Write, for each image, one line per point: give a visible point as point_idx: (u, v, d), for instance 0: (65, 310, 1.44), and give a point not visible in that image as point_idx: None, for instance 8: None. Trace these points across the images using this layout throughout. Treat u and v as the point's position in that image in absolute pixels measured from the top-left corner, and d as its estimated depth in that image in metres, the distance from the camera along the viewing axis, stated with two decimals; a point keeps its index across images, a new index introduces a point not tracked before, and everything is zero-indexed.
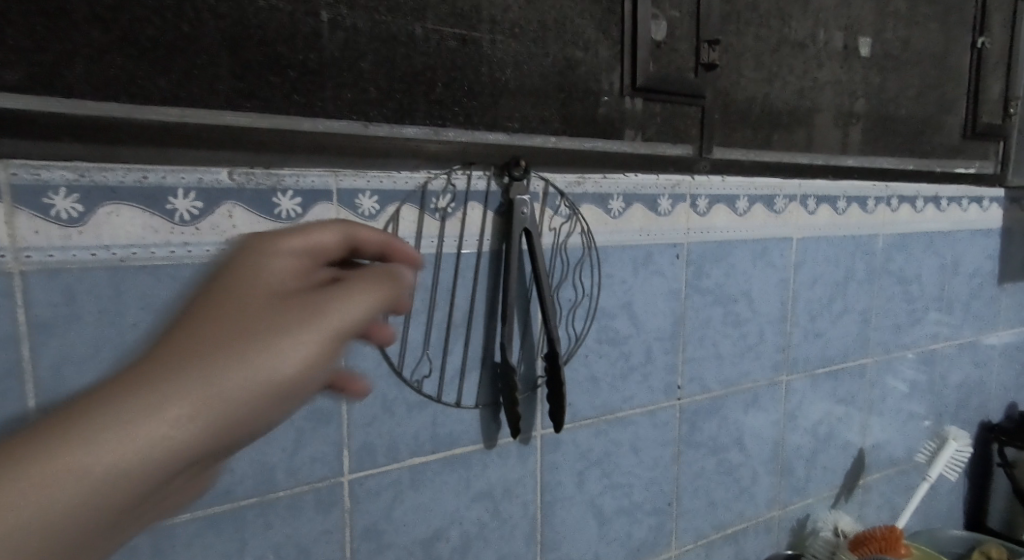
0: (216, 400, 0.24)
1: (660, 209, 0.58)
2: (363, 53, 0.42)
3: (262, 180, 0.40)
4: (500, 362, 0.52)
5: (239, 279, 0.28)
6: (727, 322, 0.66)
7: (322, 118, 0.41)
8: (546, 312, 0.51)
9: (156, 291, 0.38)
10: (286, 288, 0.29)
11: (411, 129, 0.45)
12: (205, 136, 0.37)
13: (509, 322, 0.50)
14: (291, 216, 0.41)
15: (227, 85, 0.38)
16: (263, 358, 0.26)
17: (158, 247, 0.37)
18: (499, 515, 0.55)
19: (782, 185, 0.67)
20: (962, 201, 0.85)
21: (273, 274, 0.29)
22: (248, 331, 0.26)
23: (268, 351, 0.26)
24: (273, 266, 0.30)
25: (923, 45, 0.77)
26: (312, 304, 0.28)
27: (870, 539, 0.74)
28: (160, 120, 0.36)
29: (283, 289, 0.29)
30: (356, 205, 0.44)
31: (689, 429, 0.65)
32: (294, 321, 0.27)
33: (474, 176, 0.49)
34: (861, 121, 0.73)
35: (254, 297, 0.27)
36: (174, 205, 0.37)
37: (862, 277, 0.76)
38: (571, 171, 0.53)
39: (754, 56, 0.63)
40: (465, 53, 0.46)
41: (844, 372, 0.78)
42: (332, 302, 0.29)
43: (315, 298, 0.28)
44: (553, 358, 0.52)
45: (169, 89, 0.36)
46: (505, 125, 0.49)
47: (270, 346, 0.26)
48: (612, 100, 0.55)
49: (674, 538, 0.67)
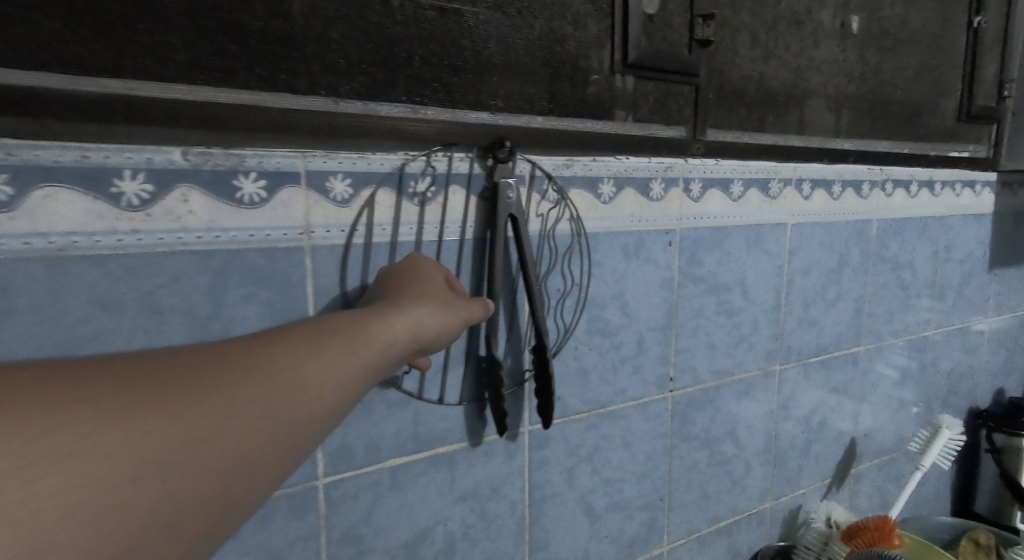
0: (377, 362, 0.29)
1: (652, 194, 0.56)
2: (331, 21, 0.39)
3: (221, 160, 0.36)
4: (485, 356, 0.49)
5: (408, 282, 0.37)
6: (720, 311, 0.63)
7: (287, 94, 0.38)
8: (534, 303, 0.48)
9: (103, 284, 0.34)
10: (431, 291, 0.36)
11: (386, 107, 0.41)
12: (152, 110, 0.34)
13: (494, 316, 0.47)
14: (254, 201, 0.38)
15: (176, 53, 0.34)
16: (406, 336, 0.32)
17: (103, 234, 0.34)
18: (486, 515, 0.52)
19: (777, 169, 0.64)
20: (956, 186, 0.83)
21: (424, 280, 0.37)
22: (408, 311, 0.33)
23: (415, 331, 0.33)
24: (424, 276, 0.38)
25: (920, 24, 0.75)
26: (449, 304, 0.36)
27: (863, 530, 0.72)
28: (97, 91, 0.32)
29: (435, 287, 0.37)
30: (328, 189, 0.40)
31: (682, 421, 0.63)
32: (435, 315, 0.34)
33: (455, 158, 0.45)
34: (857, 103, 0.71)
35: (418, 291, 0.36)
36: (120, 188, 0.34)
37: (856, 264, 0.75)
38: (559, 153, 0.50)
39: (749, 33, 0.60)
40: (444, 24, 0.43)
41: (837, 361, 0.76)
42: (457, 310, 0.37)
43: (451, 301, 0.37)
44: (541, 353, 0.49)
45: (106, 57, 0.32)
46: (489, 103, 0.46)
47: (418, 333, 0.33)
48: (603, 78, 0.52)
49: (666, 534, 0.65)
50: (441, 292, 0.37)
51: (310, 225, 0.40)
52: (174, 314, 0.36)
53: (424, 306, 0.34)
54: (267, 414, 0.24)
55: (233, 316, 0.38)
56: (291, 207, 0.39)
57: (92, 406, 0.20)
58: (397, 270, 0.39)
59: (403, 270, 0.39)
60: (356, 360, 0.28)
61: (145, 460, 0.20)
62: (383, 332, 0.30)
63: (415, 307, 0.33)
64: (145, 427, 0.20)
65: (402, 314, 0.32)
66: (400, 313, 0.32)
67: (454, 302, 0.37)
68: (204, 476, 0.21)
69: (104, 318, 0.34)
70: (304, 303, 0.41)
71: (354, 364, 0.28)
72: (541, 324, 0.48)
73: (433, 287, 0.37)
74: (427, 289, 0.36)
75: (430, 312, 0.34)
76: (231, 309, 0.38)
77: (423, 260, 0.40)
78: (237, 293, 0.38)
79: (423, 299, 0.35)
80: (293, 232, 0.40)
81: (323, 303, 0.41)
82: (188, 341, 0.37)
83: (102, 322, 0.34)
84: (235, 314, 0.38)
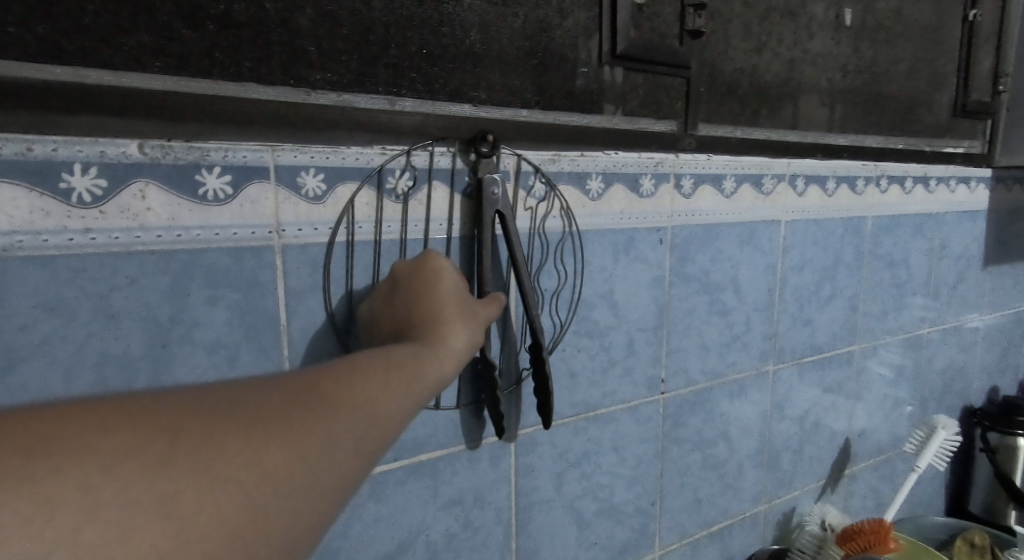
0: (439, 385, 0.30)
1: (643, 190, 0.54)
2: (300, 6, 0.36)
3: (181, 154, 0.34)
4: (479, 358, 0.48)
5: (439, 290, 0.37)
6: (712, 310, 0.62)
7: (252, 84, 0.36)
8: (527, 301, 0.46)
9: (52, 285, 0.32)
10: (466, 302, 0.37)
11: (360, 98, 0.39)
12: (103, 99, 0.32)
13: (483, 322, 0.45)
14: (219, 197, 0.36)
15: (131, 38, 0.32)
16: (460, 358, 0.33)
17: (51, 233, 0.32)
18: (470, 524, 0.50)
19: (770, 164, 0.63)
20: (951, 182, 0.82)
21: (452, 287, 0.37)
22: (457, 330, 0.34)
23: (466, 350, 0.34)
24: (448, 280, 0.38)
25: (914, 17, 0.73)
26: (483, 316, 0.37)
27: (859, 534, 0.71)
28: (41, 79, 0.30)
29: (467, 297, 0.37)
30: (299, 184, 0.38)
31: (674, 424, 0.62)
32: (478, 332, 0.35)
33: (437, 152, 0.43)
34: (851, 97, 0.69)
35: (455, 304, 0.36)
36: (70, 183, 0.32)
37: (850, 262, 0.73)
38: (546, 148, 0.48)
39: (742, 24, 0.58)
40: (422, 12, 0.41)
41: (831, 361, 0.75)
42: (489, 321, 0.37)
43: (482, 313, 0.37)
44: (537, 352, 0.47)
45: (51, 39, 0.30)
46: (471, 94, 0.44)
47: (469, 350, 0.34)
48: (591, 70, 0.50)
49: (658, 539, 0.63)
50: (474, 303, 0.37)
51: (281, 223, 0.38)
52: (131, 317, 0.34)
53: (468, 323, 0.35)
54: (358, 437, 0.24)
55: (197, 319, 0.36)
56: (259, 204, 0.37)
57: (206, 442, 0.20)
58: (416, 272, 0.38)
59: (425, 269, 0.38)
60: (424, 382, 0.29)
61: (261, 487, 0.21)
62: (438, 354, 0.31)
63: (462, 326, 0.34)
64: (260, 457, 0.21)
65: (452, 334, 0.33)
66: (449, 332, 0.33)
67: (484, 312, 0.38)
68: (314, 499, 0.22)
69: (53, 321, 0.32)
70: (274, 305, 0.38)
71: (423, 387, 0.29)
72: (535, 323, 0.46)
73: (466, 298, 0.37)
74: (461, 300, 0.37)
75: (472, 330, 0.35)
76: (195, 312, 0.36)
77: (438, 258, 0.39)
78: (201, 296, 0.36)
79: (464, 314, 0.35)
80: (262, 231, 0.37)
81: (295, 305, 0.39)
82: (148, 345, 0.35)
83: (52, 326, 0.32)
84: (199, 317, 0.36)
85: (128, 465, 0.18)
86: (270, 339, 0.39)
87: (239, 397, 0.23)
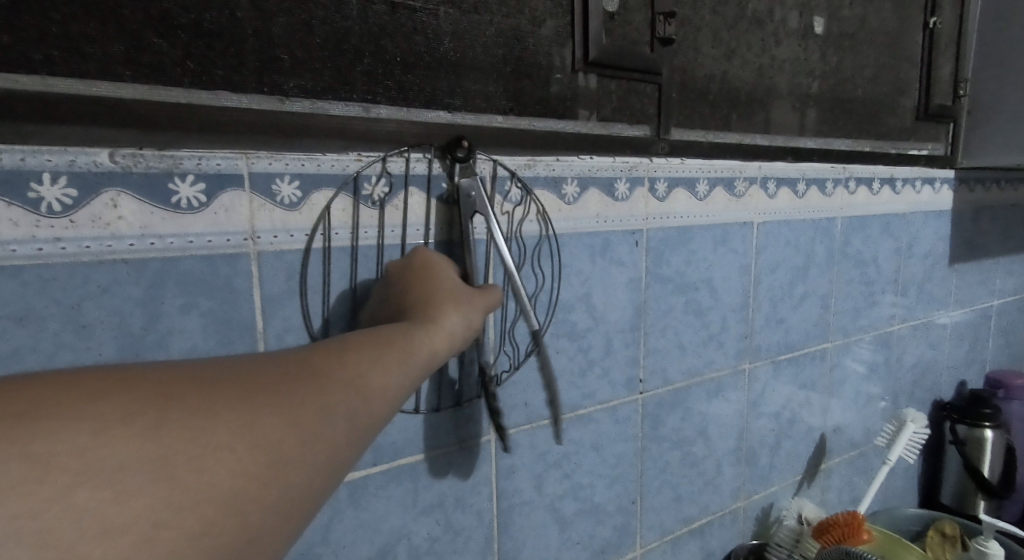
0: (430, 364, 0.31)
1: (617, 193, 0.54)
2: (272, 15, 0.36)
3: (153, 163, 0.34)
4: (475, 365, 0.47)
5: (432, 278, 0.37)
6: (689, 310, 0.63)
7: (225, 91, 0.36)
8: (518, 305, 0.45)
9: (21, 296, 0.32)
10: (460, 285, 0.37)
11: (334, 105, 0.39)
12: (72, 108, 0.31)
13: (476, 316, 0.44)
14: (192, 205, 0.35)
15: (100, 46, 0.32)
16: (453, 337, 0.33)
17: (19, 243, 0.31)
18: (452, 527, 0.50)
19: (742, 167, 0.64)
20: (917, 183, 0.85)
21: (445, 275, 0.38)
22: (450, 311, 0.34)
23: (459, 331, 0.34)
24: (442, 271, 0.38)
25: (878, 24, 0.76)
26: (480, 298, 0.37)
27: (834, 526, 0.72)
28: (7, 87, 0.30)
29: (462, 283, 0.38)
30: (274, 192, 0.38)
31: (653, 423, 0.62)
32: (473, 313, 0.36)
33: (413, 158, 0.43)
34: (819, 101, 0.71)
35: (449, 287, 0.36)
36: (39, 193, 0.31)
37: (821, 261, 0.75)
38: (521, 153, 0.49)
39: (711, 31, 0.59)
40: (396, 20, 0.41)
41: (805, 358, 0.76)
42: (487, 301, 0.38)
43: (479, 294, 0.37)
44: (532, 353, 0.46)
45: (17, 48, 0.30)
46: (446, 101, 0.44)
47: (463, 331, 0.34)
48: (565, 76, 0.51)
49: (639, 537, 0.64)
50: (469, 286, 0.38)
51: (256, 230, 0.38)
52: (103, 326, 0.34)
53: (462, 304, 0.35)
54: (340, 413, 0.26)
55: (171, 327, 0.36)
56: (234, 212, 0.37)
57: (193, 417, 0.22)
58: (412, 266, 0.38)
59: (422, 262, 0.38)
60: (412, 361, 0.30)
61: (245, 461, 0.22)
62: (429, 334, 0.32)
63: (455, 306, 0.35)
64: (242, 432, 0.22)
65: (444, 315, 0.34)
66: (441, 313, 0.34)
67: (481, 293, 0.38)
68: (299, 469, 0.23)
69: (23, 332, 0.32)
70: (250, 312, 0.38)
71: (411, 366, 0.30)
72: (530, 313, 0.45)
73: (461, 283, 0.37)
74: (455, 284, 0.37)
75: (467, 310, 0.35)
76: (169, 320, 0.36)
77: (431, 253, 0.40)
78: (175, 304, 0.36)
79: (459, 296, 0.36)
80: (237, 238, 0.37)
81: (271, 311, 0.39)
82: (120, 354, 0.35)
83: (21, 337, 0.32)
84: (173, 325, 0.36)
85: (115, 434, 0.20)
86: (247, 346, 0.39)
87: (225, 376, 0.24)
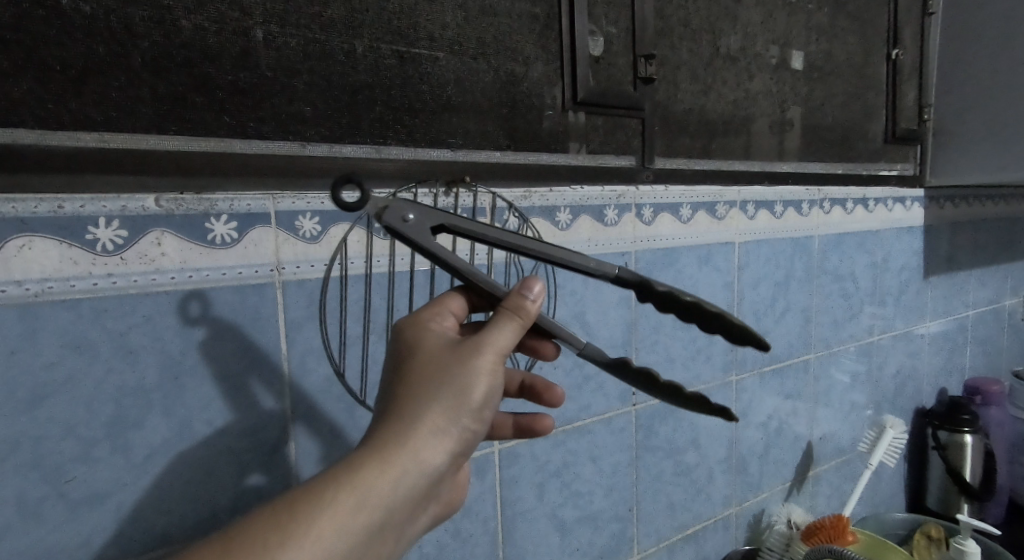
0: (389, 492, 0.29)
1: (606, 219, 0.59)
2: (296, 72, 0.41)
3: (193, 205, 0.38)
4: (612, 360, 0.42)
5: (410, 357, 0.33)
6: (677, 326, 0.67)
7: (255, 139, 0.40)
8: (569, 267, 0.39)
9: (77, 326, 0.36)
10: (440, 356, 0.33)
11: (350, 148, 0.44)
12: (125, 159, 0.36)
13: (554, 329, 0.40)
14: (225, 241, 0.40)
15: (148, 107, 0.37)
16: (422, 448, 0.30)
17: (77, 279, 0.35)
18: (459, 534, 0.54)
19: (722, 193, 0.68)
20: (888, 202, 0.90)
21: (428, 346, 0.34)
22: (421, 411, 0.31)
23: (435, 432, 0.31)
24: (427, 346, 0.34)
25: (844, 57, 0.82)
26: (470, 365, 0.32)
27: (820, 529, 0.77)
28: (71, 145, 0.35)
29: (446, 351, 0.33)
30: (297, 227, 0.42)
31: (646, 433, 0.66)
32: (458, 398, 0.31)
33: (419, 193, 0.48)
34: (793, 129, 0.77)
35: (424, 367, 0.32)
36: (95, 234, 0.35)
37: (801, 277, 0.79)
38: (517, 185, 0.53)
39: (689, 69, 0.65)
40: (403, 71, 0.46)
41: (789, 369, 0.80)
42: (482, 365, 0.33)
43: (469, 371, 0.32)
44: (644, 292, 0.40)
45: (81, 112, 0.35)
46: (449, 141, 0.49)
47: (442, 426, 0.31)
48: (556, 114, 0.56)
49: (636, 543, 0.67)
50: (454, 350, 0.33)
51: (281, 262, 0.42)
52: (147, 352, 0.38)
53: (439, 391, 0.31)
54: None
55: (205, 352, 0.40)
56: (261, 246, 0.41)
57: None
58: (408, 339, 0.34)
59: (412, 338, 0.34)
60: (365, 501, 0.28)
61: None
62: (389, 454, 0.29)
63: (430, 398, 0.31)
64: None
65: (412, 419, 0.30)
66: (410, 417, 0.30)
67: (472, 355, 0.32)
68: None
69: (76, 359, 0.36)
70: (275, 336, 0.42)
71: (351, 510, 0.28)
72: (591, 261, 0.39)
73: (443, 352, 0.33)
74: (436, 366, 0.32)
75: (448, 397, 0.31)
76: (203, 345, 0.40)
77: (420, 315, 0.36)
78: (209, 331, 0.40)
79: (436, 381, 0.31)
80: (264, 269, 0.41)
81: (294, 335, 0.43)
82: (161, 377, 0.38)
83: (76, 364, 0.36)
84: (207, 350, 0.40)
85: None
86: (272, 367, 0.42)
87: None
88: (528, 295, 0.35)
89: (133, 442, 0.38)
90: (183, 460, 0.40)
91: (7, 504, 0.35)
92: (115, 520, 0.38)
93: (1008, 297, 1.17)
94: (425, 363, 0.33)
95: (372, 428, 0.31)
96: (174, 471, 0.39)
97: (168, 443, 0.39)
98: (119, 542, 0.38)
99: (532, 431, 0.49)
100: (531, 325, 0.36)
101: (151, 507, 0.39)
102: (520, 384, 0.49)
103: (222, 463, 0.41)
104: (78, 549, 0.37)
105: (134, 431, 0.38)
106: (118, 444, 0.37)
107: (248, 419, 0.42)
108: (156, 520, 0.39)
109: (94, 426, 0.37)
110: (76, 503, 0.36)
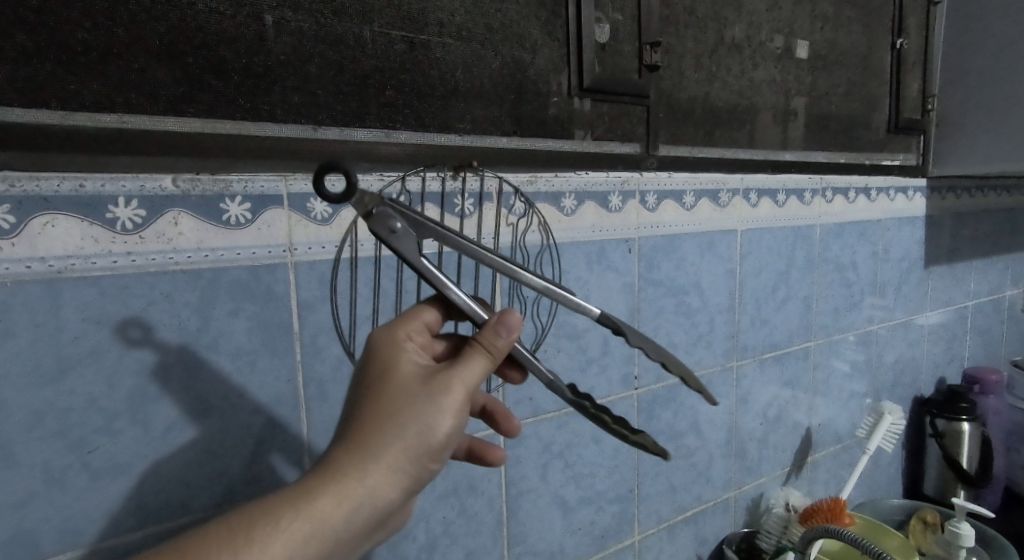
0: (338, 525, 0.30)
1: (611, 206, 0.59)
2: (309, 57, 0.42)
3: (208, 186, 0.39)
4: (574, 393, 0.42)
5: (382, 384, 0.33)
6: (679, 312, 0.68)
7: (269, 123, 0.41)
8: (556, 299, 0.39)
9: (99, 303, 0.37)
10: (411, 387, 0.33)
11: (361, 132, 0.45)
12: (143, 141, 0.37)
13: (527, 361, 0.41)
14: (240, 221, 0.41)
15: (166, 89, 0.38)
16: (376, 485, 0.31)
17: (99, 257, 0.36)
18: (465, 512, 0.55)
19: (725, 180, 0.69)
20: (891, 191, 0.90)
21: (401, 375, 0.34)
22: (385, 446, 0.31)
23: (397, 468, 0.31)
24: (397, 372, 0.34)
25: (848, 47, 0.82)
26: (436, 404, 0.33)
27: (818, 512, 0.78)
28: (94, 126, 0.36)
29: (415, 382, 0.33)
30: (309, 209, 0.43)
31: (648, 416, 0.67)
32: (419, 438, 0.32)
33: (428, 177, 0.48)
34: (797, 118, 0.77)
35: (394, 397, 0.33)
36: (115, 213, 0.37)
37: (803, 265, 0.80)
38: (524, 170, 0.54)
39: (694, 57, 0.65)
40: (413, 56, 0.47)
41: (789, 356, 0.81)
42: (448, 404, 0.33)
43: (433, 408, 0.33)
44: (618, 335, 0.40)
45: (102, 93, 0.36)
46: (457, 126, 0.50)
47: (402, 464, 0.32)
48: (562, 100, 0.56)
49: (637, 525, 0.69)
50: (426, 385, 0.33)
51: (293, 243, 0.43)
52: (165, 329, 0.39)
53: (406, 425, 0.32)
54: None
55: (221, 329, 0.41)
56: (275, 227, 0.42)
57: None
58: (379, 358, 0.35)
59: (383, 359, 0.35)
60: (313, 537, 0.29)
61: None
62: (346, 487, 0.30)
63: (396, 432, 0.31)
64: None
65: (374, 454, 0.31)
66: (372, 451, 0.31)
67: (442, 392, 0.33)
68: None
69: (99, 335, 0.37)
70: (288, 316, 0.43)
71: (299, 540, 0.29)
72: (574, 298, 0.39)
73: (415, 385, 0.33)
74: (403, 397, 0.33)
75: (410, 434, 0.32)
76: (219, 323, 0.41)
77: (394, 333, 0.37)
78: (224, 309, 0.41)
79: (403, 417, 0.32)
80: (277, 250, 0.42)
81: (307, 315, 0.44)
82: (179, 353, 0.40)
83: (97, 339, 0.37)
84: (223, 327, 0.41)
85: None
86: (285, 345, 0.44)
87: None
88: (503, 333, 0.36)
89: (152, 415, 0.39)
90: (199, 434, 0.41)
91: (34, 472, 0.36)
92: (135, 490, 0.39)
93: (1009, 288, 1.18)
94: (392, 389, 0.33)
95: (334, 452, 0.31)
96: (191, 444, 0.41)
97: (186, 416, 0.40)
98: (139, 511, 0.39)
99: (481, 460, 0.48)
100: (503, 360, 0.36)
101: (169, 479, 0.40)
102: (481, 407, 0.49)
103: (237, 438, 0.42)
104: (101, 517, 0.38)
105: (153, 405, 0.39)
106: (139, 417, 0.39)
107: (262, 395, 0.43)
108: (174, 491, 0.40)
109: (115, 399, 0.38)
110: (98, 473, 0.38)
